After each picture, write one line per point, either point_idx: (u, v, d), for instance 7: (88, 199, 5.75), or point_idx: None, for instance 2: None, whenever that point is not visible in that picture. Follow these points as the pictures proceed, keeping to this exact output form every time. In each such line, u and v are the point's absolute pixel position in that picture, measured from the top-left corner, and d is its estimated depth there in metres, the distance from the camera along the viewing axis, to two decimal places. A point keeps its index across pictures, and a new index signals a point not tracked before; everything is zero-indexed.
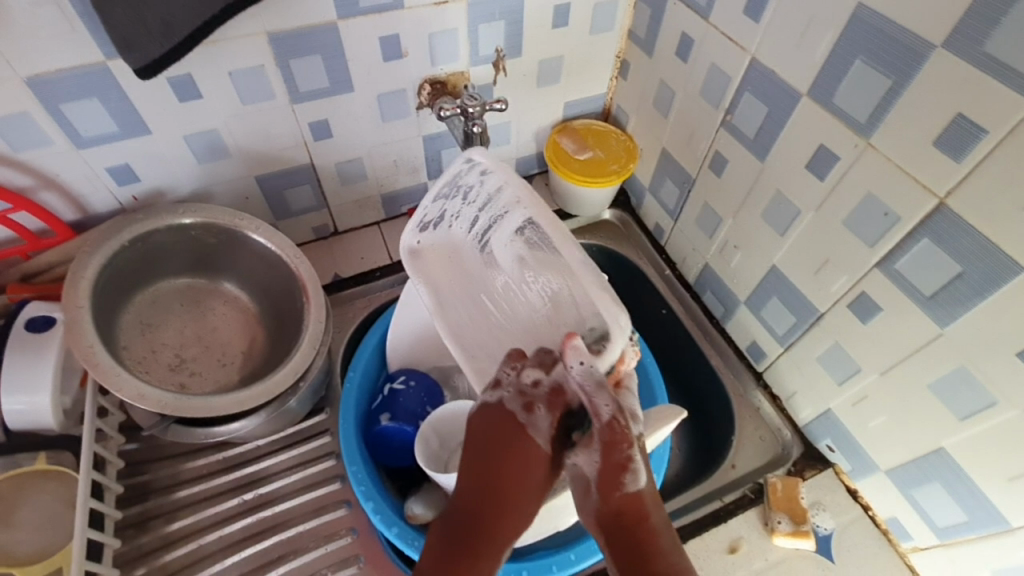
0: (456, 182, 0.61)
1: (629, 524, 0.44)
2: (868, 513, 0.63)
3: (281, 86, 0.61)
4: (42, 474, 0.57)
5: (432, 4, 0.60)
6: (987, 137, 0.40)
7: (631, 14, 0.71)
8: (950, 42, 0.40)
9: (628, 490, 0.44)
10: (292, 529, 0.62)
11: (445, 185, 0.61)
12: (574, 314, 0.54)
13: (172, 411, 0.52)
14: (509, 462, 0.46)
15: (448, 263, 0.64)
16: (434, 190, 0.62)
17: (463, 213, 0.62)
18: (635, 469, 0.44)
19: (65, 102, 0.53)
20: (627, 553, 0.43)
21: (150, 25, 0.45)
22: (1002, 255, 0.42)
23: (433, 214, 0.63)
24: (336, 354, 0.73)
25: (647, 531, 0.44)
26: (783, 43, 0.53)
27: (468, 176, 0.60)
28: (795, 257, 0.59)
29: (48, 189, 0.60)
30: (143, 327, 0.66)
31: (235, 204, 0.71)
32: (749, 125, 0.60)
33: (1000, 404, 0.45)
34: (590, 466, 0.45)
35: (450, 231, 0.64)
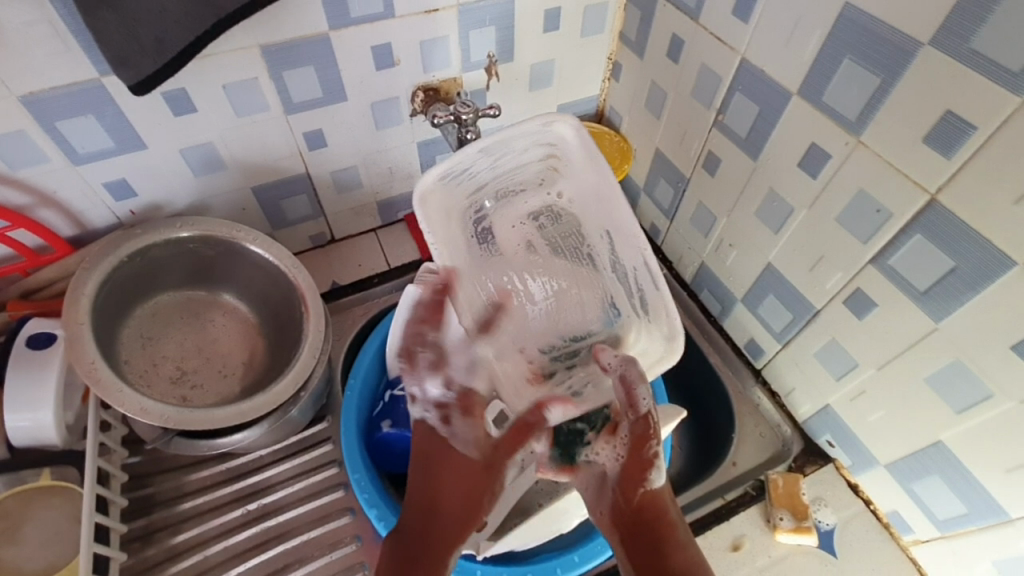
0: (507, 148, 0.59)
1: (648, 522, 0.48)
2: (869, 507, 0.63)
3: (275, 97, 0.61)
4: (47, 491, 0.58)
5: (423, 12, 0.61)
6: (976, 133, 0.40)
7: (621, 16, 0.71)
8: (936, 40, 0.41)
9: (650, 486, 0.49)
10: (296, 538, 0.63)
11: (495, 145, 0.59)
12: (576, 311, 0.63)
13: (175, 424, 0.53)
14: (446, 469, 0.51)
15: (447, 217, 0.61)
16: (482, 142, 0.58)
17: (490, 176, 0.61)
18: (659, 467, 0.49)
19: (60, 119, 0.54)
20: (643, 545, 0.48)
21: (143, 42, 0.45)
22: (994, 249, 0.42)
23: (460, 163, 0.58)
24: (336, 362, 0.74)
25: (664, 528, 0.48)
26: (772, 43, 0.53)
27: (526, 143, 0.60)
28: (790, 254, 0.60)
29: (46, 206, 0.60)
30: (143, 341, 0.66)
31: (232, 215, 0.71)
32: (740, 124, 0.60)
33: (995, 396, 0.46)
34: (611, 461, 0.52)
35: (460, 186, 0.61)
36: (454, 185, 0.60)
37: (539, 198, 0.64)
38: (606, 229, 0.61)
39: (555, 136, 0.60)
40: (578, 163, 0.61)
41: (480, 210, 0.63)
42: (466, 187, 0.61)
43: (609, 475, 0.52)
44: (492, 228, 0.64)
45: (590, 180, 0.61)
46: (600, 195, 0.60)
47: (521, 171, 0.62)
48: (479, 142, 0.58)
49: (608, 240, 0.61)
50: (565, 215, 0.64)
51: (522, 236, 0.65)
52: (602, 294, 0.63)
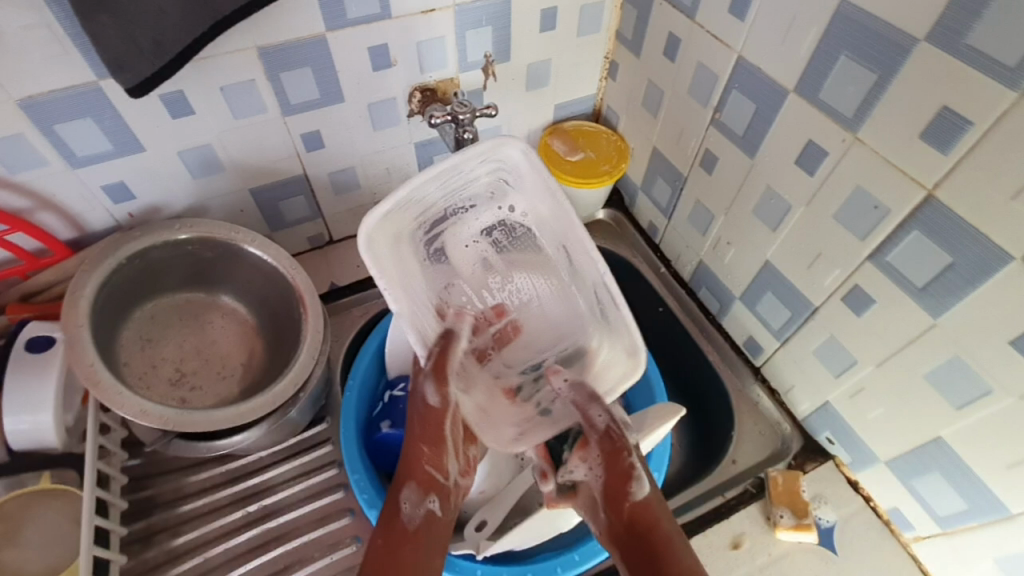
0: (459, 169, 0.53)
1: (642, 534, 0.49)
2: (869, 504, 0.63)
3: (273, 98, 0.61)
4: (47, 493, 0.58)
5: (419, 12, 0.61)
6: (973, 128, 0.40)
7: (617, 15, 0.71)
8: (933, 35, 0.40)
9: (634, 497, 0.51)
10: (297, 540, 0.63)
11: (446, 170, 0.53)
12: (542, 327, 0.63)
13: (174, 426, 0.53)
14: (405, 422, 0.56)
15: (400, 250, 0.55)
16: (428, 172, 0.52)
17: (441, 204, 0.56)
18: (638, 476, 0.52)
19: (59, 123, 0.54)
20: (638, 557, 0.48)
21: (141, 45, 0.45)
22: (992, 245, 0.42)
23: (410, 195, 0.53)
24: (335, 363, 0.74)
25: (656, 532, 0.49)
26: (769, 41, 0.53)
27: (478, 166, 0.55)
28: (787, 252, 0.60)
29: (45, 209, 0.60)
30: (142, 343, 0.66)
31: (230, 217, 0.71)
32: (737, 122, 0.60)
33: (995, 392, 0.46)
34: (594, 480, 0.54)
35: (408, 216, 0.55)
36: (402, 214, 0.54)
37: (490, 216, 0.59)
38: (562, 246, 0.58)
39: (503, 157, 0.55)
40: (529, 180, 0.56)
41: (433, 234, 0.58)
42: (417, 213, 0.55)
43: (596, 495, 0.54)
44: (445, 248, 0.59)
45: (544, 199, 0.56)
46: (555, 217, 0.56)
47: (468, 190, 0.56)
48: (431, 169, 0.52)
49: (564, 260, 0.59)
50: (522, 228, 0.60)
51: (478, 254, 0.61)
52: (563, 308, 0.61)
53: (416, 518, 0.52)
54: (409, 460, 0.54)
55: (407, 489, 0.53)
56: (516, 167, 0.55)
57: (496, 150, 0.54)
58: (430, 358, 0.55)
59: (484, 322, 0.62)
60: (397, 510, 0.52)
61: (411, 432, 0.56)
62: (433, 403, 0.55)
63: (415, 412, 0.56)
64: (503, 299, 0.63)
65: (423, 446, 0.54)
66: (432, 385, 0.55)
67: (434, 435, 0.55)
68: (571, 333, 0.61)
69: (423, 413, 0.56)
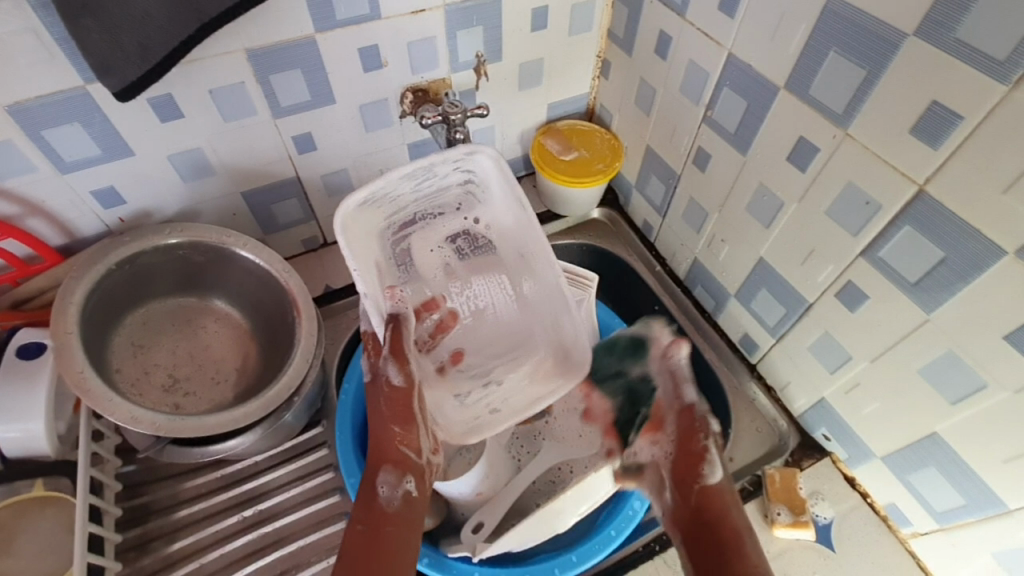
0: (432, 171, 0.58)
1: (711, 521, 0.50)
2: (866, 500, 0.63)
3: (263, 101, 0.61)
4: (40, 502, 0.57)
5: (409, 13, 0.61)
6: (964, 122, 0.40)
7: (609, 13, 0.71)
8: (922, 30, 0.40)
9: (707, 480, 0.52)
10: (293, 544, 0.62)
11: (418, 170, 0.57)
12: (494, 333, 0.63)
13: (166, 432, 0.52)
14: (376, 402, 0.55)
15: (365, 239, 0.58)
16: (404, 172, 0.57)
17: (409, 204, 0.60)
18: (711, 460, 0.53)
19: (46, 128, 0.53)
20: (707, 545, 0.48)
21: (126, 48, 0.45)
22: (985, 239, 0.42)
23: (383, 187, 0.56)
24: (330, 366, 0.73)
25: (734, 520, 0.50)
26: (758, 38, 0.53)
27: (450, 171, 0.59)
28: (781, 249, 0.60)
29: (34, 215, 0.60)
30: (134, 349, 0.66)
31: (222, 220, 0.71)
32: (729, 119, 0.60)
33: (990, 386, 0.45)
34: (664, 457, 0.56)
35: (381, 209, 0.59)
36: (374, 206, 0.58)
37: (455, 223, 0.64)
38: (522, 253, 0.62)
39: (476, 166, 0.59)
40: (493, 191, 0.61)
41: (400, 233, 0.62)
42: (386, 207, 0.59)
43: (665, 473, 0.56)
44: (410, 250, 0.63)
45: (507, 208, 0.61)
46: (516, 226, 0.61)
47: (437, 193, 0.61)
48: (408, 167, 0.55)
49: (523, 265, 0.62)
50: (483, 237, 0.64)
51: (440, 260, 0.65)
52: (517, 317, 0.64)
53: (395, 501, 0.51)
54: (382, 444, 0.53)
55: (384, 473, 0.52)
56: (487, 179, 0.61)
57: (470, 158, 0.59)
58: (394, 339, 0.55)
59: (437, 325, 0.63)
60: (374, 494, 0.51)
61: (380, 415, 0.55)
62: (397, 382, 0.55)
63: (382, 394, 0.55)
64: (460, 304, 0.64)
65: (395, 427, 0.54)
66: (396, 364, 0.54)
67: (406, 416, 0.54)
68: (522, 343, 0.62)
69: (388, 394, 0.55)
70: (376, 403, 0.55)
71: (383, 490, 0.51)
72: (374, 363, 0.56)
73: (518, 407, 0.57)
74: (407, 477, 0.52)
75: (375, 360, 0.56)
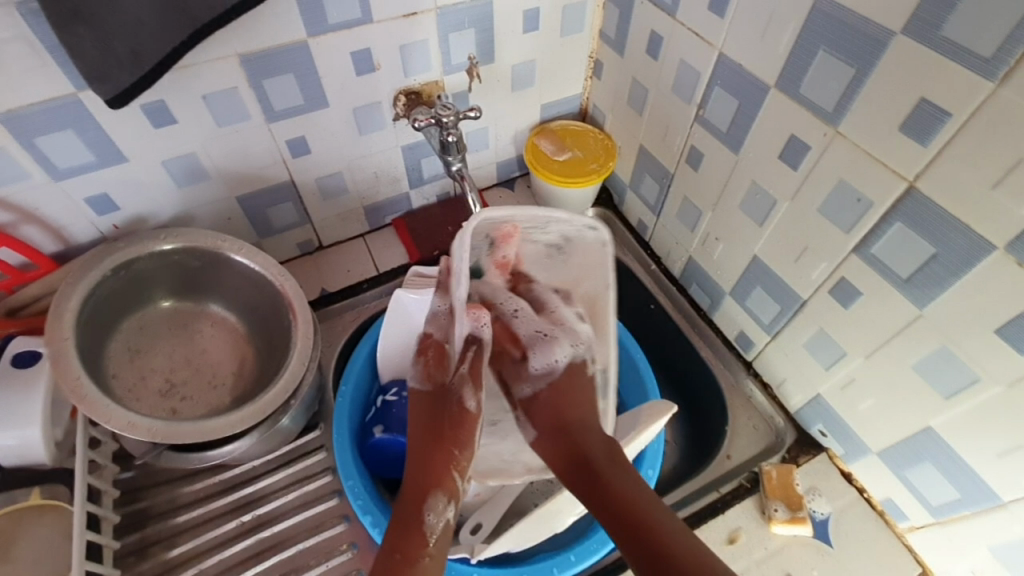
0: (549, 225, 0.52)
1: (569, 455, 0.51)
2: (864, 495, 0.63)
3: (256, 106, 0.61)
4: (36, 510, 0.57)
5: (401, 16, 0.61)
6: (952, 119, 0.40)
7: (600, 14, 0.71)
8: (909, 28, 0.41)
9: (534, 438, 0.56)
10: (292, 547, 0.62)
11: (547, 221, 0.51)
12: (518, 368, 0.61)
13: (163, 438, 0.52)
14: (445, 425, 0.54)
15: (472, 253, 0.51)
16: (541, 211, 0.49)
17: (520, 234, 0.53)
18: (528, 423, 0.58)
19: (39, 136, 0.53)
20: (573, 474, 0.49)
21: (118, 55, 0.45)
22: (975, 235, 0.42)
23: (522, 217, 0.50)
24: (326, 370, 0.73)
25: (591, 451, 0.51)
26: (749, 37, 0.53)
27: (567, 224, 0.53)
28: (774, 246, 0.60)
29: (28, 223, 0.60)
30: (131, 354, 0.66)
31: (217, 225, 0.71)
32: (721, 118, 0.60)
33: (982, 381, 0.46)
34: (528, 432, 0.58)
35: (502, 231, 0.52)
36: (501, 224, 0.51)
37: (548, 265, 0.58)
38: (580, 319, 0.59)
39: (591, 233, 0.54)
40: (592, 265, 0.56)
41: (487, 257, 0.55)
42: (507, 226, 0.51)
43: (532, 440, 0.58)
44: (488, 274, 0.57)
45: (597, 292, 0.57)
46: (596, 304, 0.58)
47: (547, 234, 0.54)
48: (541, 210, 0.49)
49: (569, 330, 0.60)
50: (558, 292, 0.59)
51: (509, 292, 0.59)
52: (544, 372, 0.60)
53: (435, 529, 0.47)
54: (433, 465, 0.51)
55: (434, 498, 0.48)
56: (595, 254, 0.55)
57: (587, 225, 0.54)
58: (473, 361, 0.56)
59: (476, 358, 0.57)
60: (420, 517, 0.48)
61: (440, 434, 0.53)
62: (469, 407, 0.55)
63: (449, 414, 0.54)
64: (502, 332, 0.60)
65: (453, 449, 0.52)
66: (472, 389, 0.56)
67: (466, 440, 0.53)
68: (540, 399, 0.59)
69: (456, 415, 0.54)
70: (434, 420, 0.54)
71: (432, 519, 0.48)
72: (431, 372, 0.57)
73: (533, 466, 0.58)
74: (453, 504, 0.49)
75: (449, 380, 0.56)
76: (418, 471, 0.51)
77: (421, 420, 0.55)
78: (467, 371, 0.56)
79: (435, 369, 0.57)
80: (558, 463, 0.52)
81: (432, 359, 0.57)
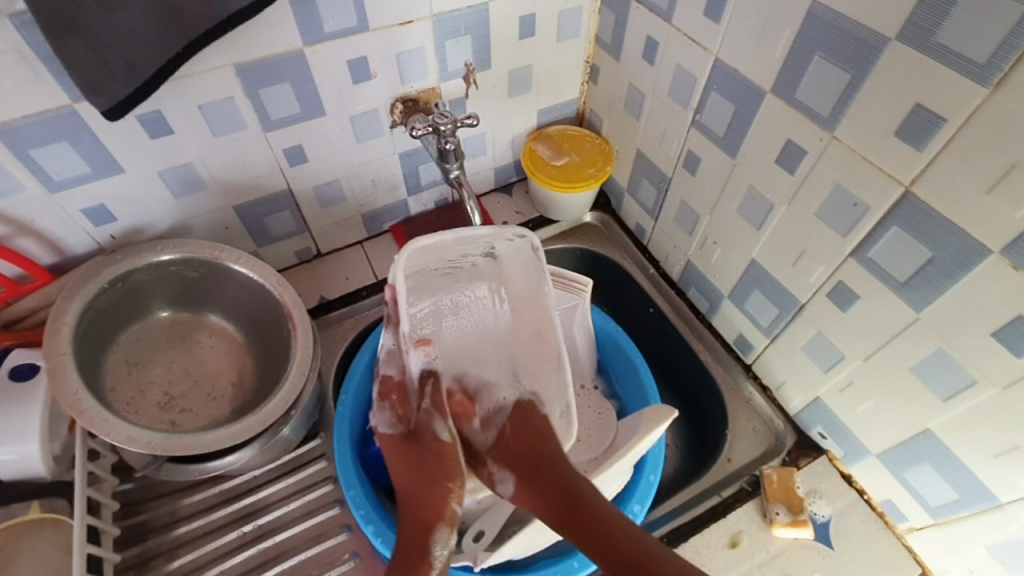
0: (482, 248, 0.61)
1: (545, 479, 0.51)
2: (863, 497, 0.64)
3: (253, 115, 0.61)
4: (35, 524, 0.57)
5: (398, 24, 0.61)
6: (947, 124, 0.41)
7: (596, 19, 0.72)
8: (904, 34, 0.41)
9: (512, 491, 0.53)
10: (295, 558, 0.62)
11: (475, 242, 0.59)
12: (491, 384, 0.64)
13: (164, 451, 0.52)
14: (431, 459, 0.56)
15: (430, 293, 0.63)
16: (463, 233, 0.57)
17: (451, 247, 0.59)
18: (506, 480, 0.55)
19: (34, 148, 0.53)
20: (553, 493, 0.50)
21: (113, 66, 0.44)
22: (970, 239, 0.42)
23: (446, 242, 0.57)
24: (327, 378, 0.73)
25: (581, 488, 0.50)
26: (744, 43, 0.53)
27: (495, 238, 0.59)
28: (771, 250, 0.60)
29: (25, 235, 0.59)
30: (129, 367, 0.66)
31: (214, 234, 0.71)
32: (717, 124, 0.60)
33: (979, 383, 0.46)
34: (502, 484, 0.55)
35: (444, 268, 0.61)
36: (434, 253, 0.59)
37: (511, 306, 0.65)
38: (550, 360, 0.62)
39: (518, 248, 0.60)
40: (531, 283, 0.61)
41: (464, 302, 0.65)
42: (442, 255, 0.59)
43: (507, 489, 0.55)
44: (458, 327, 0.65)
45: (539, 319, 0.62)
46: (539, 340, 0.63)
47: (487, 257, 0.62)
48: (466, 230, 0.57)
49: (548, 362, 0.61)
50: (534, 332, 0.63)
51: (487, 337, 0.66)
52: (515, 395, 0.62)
53: (440, 560, 0.50)
54: (434, 499, 0.53)
55: (439, 531, 0.51)
56: (529, 259, 0.60)
57: (516, 235, 0.59)
58: (433, 396, 0.59)
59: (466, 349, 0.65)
60: (425, 555, 0.50)
61: (431, 472, 0.55)
62: (445, 438, 0.57)
63: (429, 449, 0.57)
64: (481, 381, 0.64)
65: (448, 483, 0.54)
66: (442, 421, 0.58)
67: (456, 471, 0.55)
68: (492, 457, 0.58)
69: (437, 449, 0.56)
70: (421, 460, 0.56)
71: (439, 550, 0.50)
72: (399, 413, 0.61)
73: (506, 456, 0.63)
74: (456, 531, 0.52)
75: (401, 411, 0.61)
76: (420, 504, 0.53)
77: (409, 458, 0.57)
78: (432, 406, 0.59)
79: (401, 408, 0.61)
80: (542, 506, 0.50)
81: (377, 396, 0.62)
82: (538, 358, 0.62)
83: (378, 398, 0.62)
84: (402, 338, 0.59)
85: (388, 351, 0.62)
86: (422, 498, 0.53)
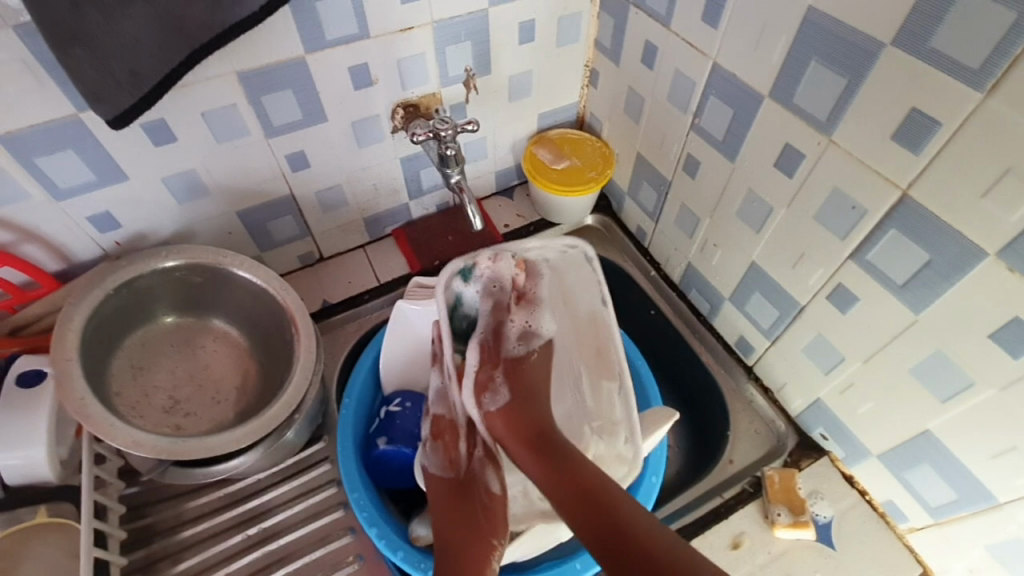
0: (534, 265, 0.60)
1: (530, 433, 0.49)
2: (864, 497, 0.64)
3: (255, 121, 0.61)
4: (44, 527, 0.57)
5: (398, 31, 0.61)
6: (942, 128, 0.41)
7: (595, 24, 0.72)
8: (898, 40, 0.41)
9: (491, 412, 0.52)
10: (298, 560, 0.63)
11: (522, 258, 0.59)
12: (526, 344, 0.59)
13: (170, 455, 0.53)
14: (475, 513, 0.52)
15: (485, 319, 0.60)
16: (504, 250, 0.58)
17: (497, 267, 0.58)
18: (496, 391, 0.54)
19: (39, 156, 0.54)
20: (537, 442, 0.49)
21: (117, 76, 0.45)
22: (967, 242, 0.43)
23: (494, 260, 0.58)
24: (330, 382, 0.74)
25: (557, 436, 0.49)
26: (742, 48, 0.54)
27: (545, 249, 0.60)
28: (771, 252, 0.61)
29: (30, 242, 0.60)
30: (134, 372, 0.66)
31: (218, 240, 0.72)
32: (716, 128, 0.61)
33: (977, 384, 0.46)
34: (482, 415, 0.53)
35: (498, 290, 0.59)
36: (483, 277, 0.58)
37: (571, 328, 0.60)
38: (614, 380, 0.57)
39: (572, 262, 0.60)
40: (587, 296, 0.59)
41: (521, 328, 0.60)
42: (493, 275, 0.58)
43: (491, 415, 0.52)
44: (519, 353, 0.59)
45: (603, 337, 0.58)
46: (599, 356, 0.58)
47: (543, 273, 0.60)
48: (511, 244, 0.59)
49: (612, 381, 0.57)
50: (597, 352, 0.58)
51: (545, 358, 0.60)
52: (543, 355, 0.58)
53: None
54: (474, 552, 0.49)
55: None
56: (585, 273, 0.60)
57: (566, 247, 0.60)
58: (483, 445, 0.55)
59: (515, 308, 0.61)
60: None
61: (474, 523, 0.51)
62: (495, 492, 0.53)
63: (479, 502, 0.53)
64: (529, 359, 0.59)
65: (492, 539, 0.49)
66: (495, 471, 0.54)
67: (500, 525, 0.50)
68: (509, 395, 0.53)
69: (485, 501, 0.53)
70: (469, 513, 0.53)
71: None
72: (451, 456, 0.58)
73: None
74: None
75: (452, 454, 0.58)
76: (460, 555, 0.49)
77: (457, 509, 0.54)
78: (485, 453, 0.55)
79: (452, 452, 0.58)
80: (516, 441, 0.49)
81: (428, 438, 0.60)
82: (606, 377, 0.58)
83: (431, 438, 0.60)
84: (447, 373, 0.58)
85: (440, 391, 0.61)
86: (464, 549, 0.49)
